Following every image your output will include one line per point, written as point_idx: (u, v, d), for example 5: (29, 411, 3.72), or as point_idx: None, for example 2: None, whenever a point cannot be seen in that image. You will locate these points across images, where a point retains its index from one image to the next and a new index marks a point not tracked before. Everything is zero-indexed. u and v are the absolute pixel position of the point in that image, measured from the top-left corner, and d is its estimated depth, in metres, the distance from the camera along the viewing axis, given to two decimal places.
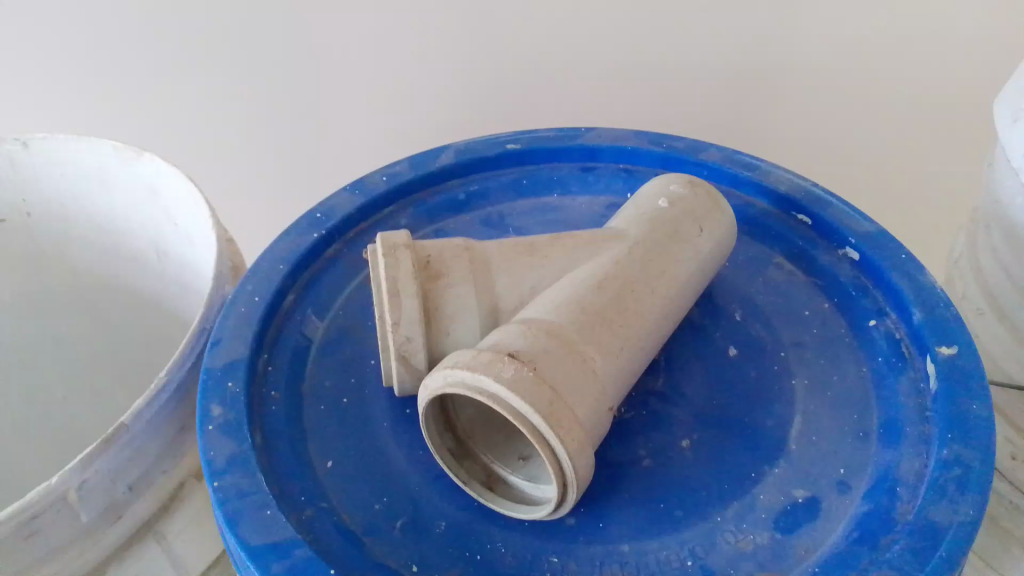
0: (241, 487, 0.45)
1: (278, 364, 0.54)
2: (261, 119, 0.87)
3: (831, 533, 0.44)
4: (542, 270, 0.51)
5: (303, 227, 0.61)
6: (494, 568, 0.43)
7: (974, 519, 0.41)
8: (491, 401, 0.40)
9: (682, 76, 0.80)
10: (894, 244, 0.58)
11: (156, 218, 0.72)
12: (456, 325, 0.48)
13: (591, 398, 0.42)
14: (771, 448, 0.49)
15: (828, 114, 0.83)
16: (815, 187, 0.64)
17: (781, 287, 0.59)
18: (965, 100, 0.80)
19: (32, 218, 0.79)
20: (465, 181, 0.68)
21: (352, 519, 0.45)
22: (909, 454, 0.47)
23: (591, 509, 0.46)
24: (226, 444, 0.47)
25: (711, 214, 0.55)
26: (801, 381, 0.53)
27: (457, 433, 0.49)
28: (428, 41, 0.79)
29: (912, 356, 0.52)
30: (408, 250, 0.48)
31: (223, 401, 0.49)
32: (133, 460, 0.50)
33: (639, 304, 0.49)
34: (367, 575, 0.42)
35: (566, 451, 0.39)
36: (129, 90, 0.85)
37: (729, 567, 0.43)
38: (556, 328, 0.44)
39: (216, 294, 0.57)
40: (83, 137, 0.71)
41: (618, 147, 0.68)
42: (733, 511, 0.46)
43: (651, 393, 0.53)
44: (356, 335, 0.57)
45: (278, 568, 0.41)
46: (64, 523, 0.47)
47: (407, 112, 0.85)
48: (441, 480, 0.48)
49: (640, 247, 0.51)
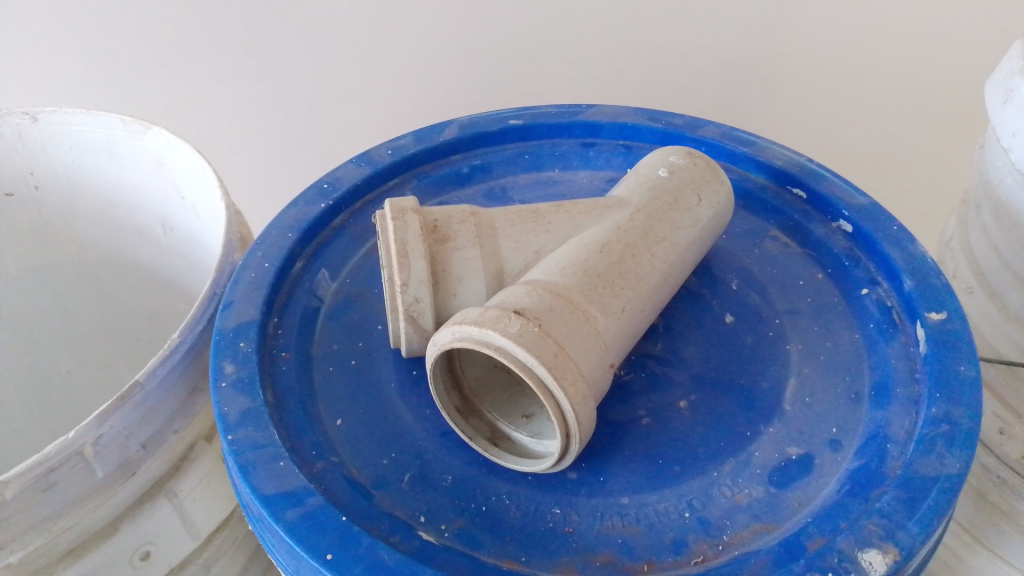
0: (255, 440, 0.46)
1: (288, 327, 0.55)
2: (265, 98, 0.89)
3: (823, 487, 0.46)
4: (545, 236, 0.52)
5: (311, 196, 0.63)
6: (499, 517, 0.45)
7: (961, 472, 0.43)
8: (498, 354, 0.41)
9: (681, 58, 0.82)
10: (886, 216, 0.60)
11: (163, 191, 0.74)
12: (462, 287, 0.49)
13: (594, 354, 0.44)
14: (765, 408, 0.50)
15: (822, 101, 0.85)
16: (810, 162, 0.65)
17: (776, 258, 0.61)
18: (955, 87, 0.82)
19: (39, 191, 0.79)
20: (469, 155, 0.70)
21: (361, 473, 0.47)
22: (898, 413, 0.48)
23: (592, 464, 0.48)
24: (239, 400, 0.48)
25: (709, 183, 0.56)
26: (796, 345, 0.54)
27: (463, 391, 0.51)
28: (432, 22, 0.80)
29: (902, 322, 0.54)
30: (415, 215, 0.49)
31: (235, 360, 0.51)
32: (145, 418, 0.51)
33: (640, 267, 0.50)
34: (377, 523, 0.43)
35: (570, 401, 0.41)
36: (136, 68, 0.86)
37: (725, 518, 0.44)
38: (560, 287, 0.46)
39: (226, 260, 0.58)
40: (90, 111, 0.72)
41: (619, 123, 0.70)
42: (728, 467, 0.47)
43: (649, 356, 0.55)
44: (363, 301, 0.58)
45: (292, 515, 0.42)
46: (80, 478, 0.48)
47: (410, 94, 0.87)
48: (447, 437, 0.49)
49: (640, 214, 0.53)
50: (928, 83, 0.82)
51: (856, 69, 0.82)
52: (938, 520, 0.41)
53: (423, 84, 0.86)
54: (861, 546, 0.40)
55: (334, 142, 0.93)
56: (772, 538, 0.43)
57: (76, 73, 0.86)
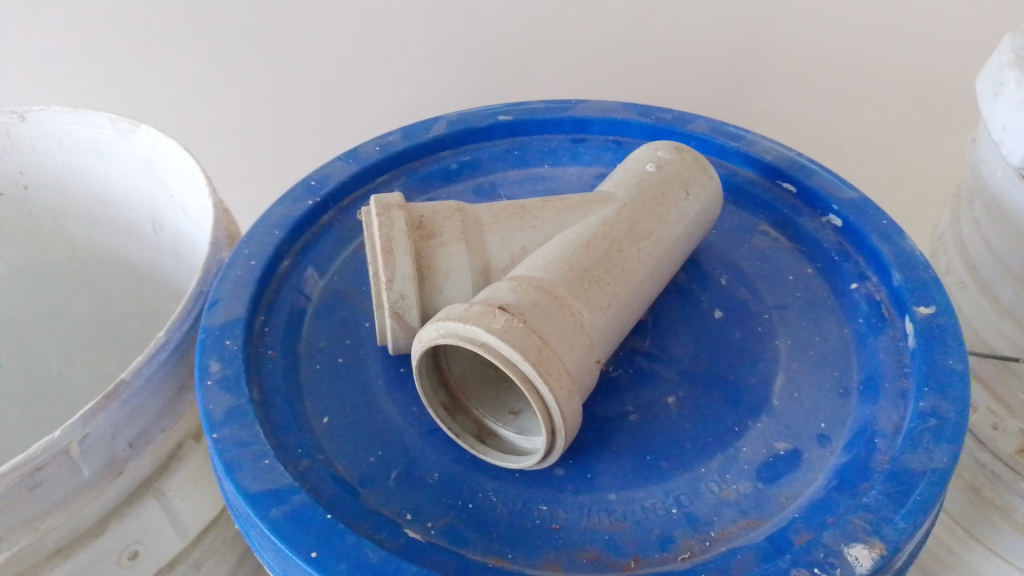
0: (240, 438, 0.46)
1: (275, 325, 0.55)
2: (256, 97, 0.89)
3: (811, 483, 0.45)
4: (532, 232, 0.52)
5: (299, 194, 0.63)
6: (485, 514, 0.45)
7: (948, 466, 0.43)
8: (482, 350, 0.41)
9: (672, 55, 0.82)
10: (876, 211, 0.59)
11: (152, 190, 0.73)
12: (449, 283, 0.49)
13: (580, 349, 0.44)
14: (753, 403, 0.50)
15: (812, 98, 0.85)
16: (799, 156, 0.65)
17: (766, 253, 0.61)
18: (942, 84, 0.82)
19: (29, 191, 0.79)
20: (457, 151, 0.70)
21: (347, 470, 0.47)
22: (886, 407, 0.48)
23: (579, 460, 0.48)
24: (224, 399, 0.48)
25: (697, 178, 0.56)
26: (784, 340, 0.54)
27: (450, 388, 0.50)
28: (421, 16, 0.80)
29: (891, 316, 0.54)
30: (400, 211, 0.49)
31: (221, 358, 0.50)
32: (132, 417, 0.51)
33: (626, 262, 0.50)
34: (363, 521, 0.43)
35: (554, 397, 0.41)
36: (124, 67, 0.86)
37: (712, 514, 0.44)
38: (545, 283, 0.45)
39: (212, 259, 0.58)
40: (78, 109, 0.71)
41: (608, 118, 0.70)
42: (716, 462, 0.47)
43: (637, 352, 0.54)
44: (351, 298, 0.58)
45: (277, 513, 0.42)
46: (66, 477, 0.48)
47: (400, 89, 0.87)
48: (434, 434, 0.49)
49: (628, 209, 0.53)
50: (917, 79, 0.82)
51: (844, 67, 0.82)
52: (925, 515, 0.41)
53: (413, 82, 0.86)
54: (847, 541, 0.40)
55: (324, 140, 0.93)
56: (759, 533, 0.43)
57: (64, 71, 0.85)
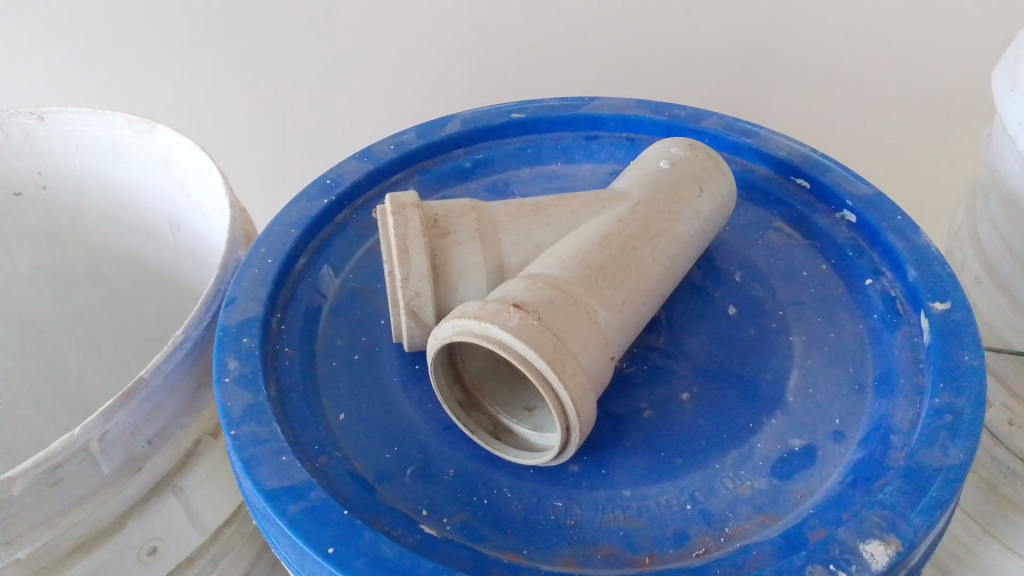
0: (258, 435, 0.46)
1: (291, 323, 0.56)
2: (270, 98, 0.89)
3: (826, 479, 0.45)
4: (546, 229, 0.52)
5: (314, 192, 0.63)
6: (501, 510, 0.45)
7: (964, 463, 0.43)
8: (497, 347, 0.41)
9: (686, 52, 0.82)
10: (891, 207, 0.59)
11: (169, 189, 0.74)
12: (463, 281, 0.49)
13: (594, 346, 0.44)
14: (768, 400, 0.50)
15: (825, 94, 0.85)
16: (814, 152, 0.65)
17: (781, 249, 0.61)
18: (958, 79, 0.81)
19: (47, 191, 0.80)
20: (471, 149, 0.70)
21: (364, 467, 0.47)
22: (902, 403, 0.48)
23: (594, 457, 0.48)
24: (242, 396, 0.48)
25: (710, 174, 0.56)
26: (799, 337, 0.54)
27: (465, 385, 0.51)
28: (435, 15, 0.80)
29: (907, 312, 0.54)
30: (415, 209, 0.49)
31: (238, 356, 0.51)
32: (151, 414, 0.51)
33: (640, 259, 0.50)
34: (380, 517, 0.44)
35: (569, 394, 0.41)
36: (140, 68, 0.86)
37: (727, 510, 0.44)
38: (560, 281, 0.46)
39: (229, 257, 0.58)
40: (96, 110, 0.72)
41: (621, 116, 0.70)
42: (731, 459, 0.47)
43: (652, 349, 0.54)
44: (366, 296, 0.58)
45: (295, 509, 0.42)
46: (87, 473, 0.49)
47: (413, 88, 0.87)
48: (450, 431, 0.50)
49: (641, 206, 0.53)
50: (932, 75, 0.82)
51: (858, 64, 0.82)
52: (941, 511, 0.41)
53: (426, 82, 0.86)
54: (863, 538, 0.40)
55: (338, 139, 0.94)
56: (774, 530, 0.43)
57: (81, 72, 0.86)
